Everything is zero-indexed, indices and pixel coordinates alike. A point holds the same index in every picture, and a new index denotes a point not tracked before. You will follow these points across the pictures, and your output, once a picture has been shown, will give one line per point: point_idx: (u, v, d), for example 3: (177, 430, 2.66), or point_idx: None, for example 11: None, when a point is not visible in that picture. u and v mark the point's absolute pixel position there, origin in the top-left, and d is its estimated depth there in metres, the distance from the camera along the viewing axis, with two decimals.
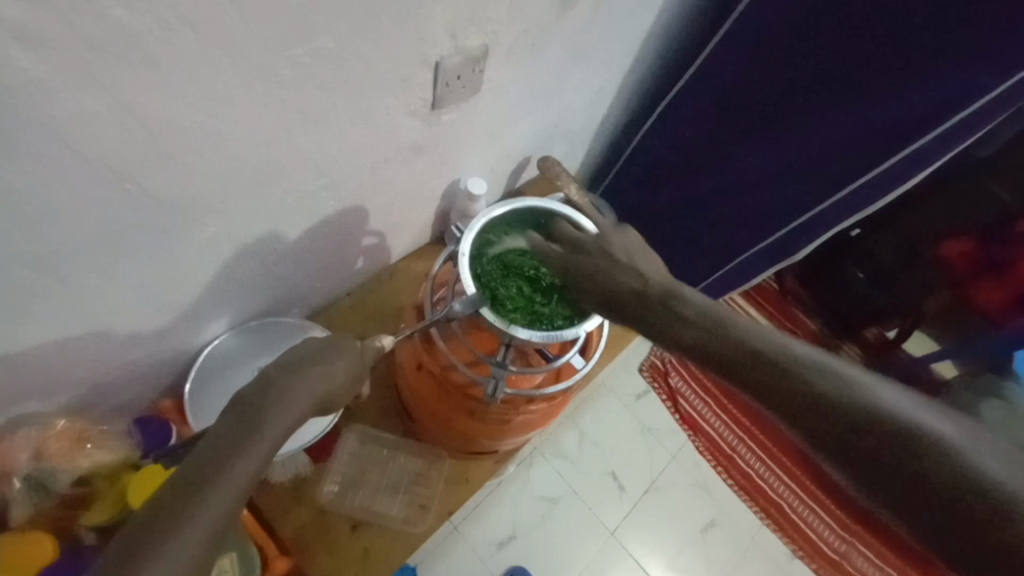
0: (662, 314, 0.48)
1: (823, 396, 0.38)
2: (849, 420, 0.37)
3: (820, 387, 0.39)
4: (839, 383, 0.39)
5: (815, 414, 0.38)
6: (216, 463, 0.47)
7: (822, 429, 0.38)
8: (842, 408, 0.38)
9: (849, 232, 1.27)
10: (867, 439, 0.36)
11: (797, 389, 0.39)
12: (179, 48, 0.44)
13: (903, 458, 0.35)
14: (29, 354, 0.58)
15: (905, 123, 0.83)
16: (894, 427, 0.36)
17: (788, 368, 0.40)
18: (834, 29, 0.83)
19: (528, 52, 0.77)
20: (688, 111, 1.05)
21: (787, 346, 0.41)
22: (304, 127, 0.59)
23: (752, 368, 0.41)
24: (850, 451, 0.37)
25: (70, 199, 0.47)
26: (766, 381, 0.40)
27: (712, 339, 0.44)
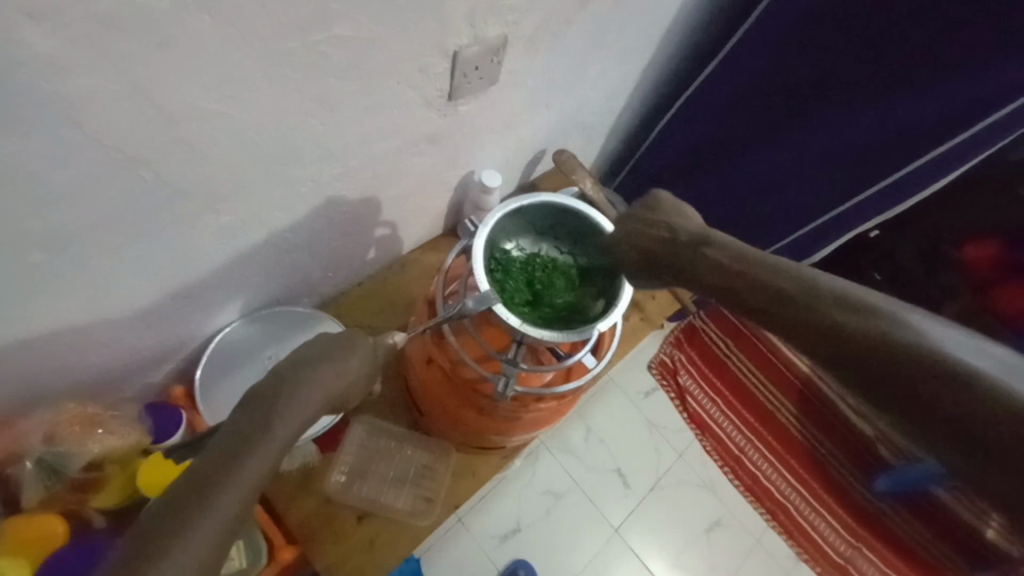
0: (734, 285, 0.48)
1: (903, 360, 0.38)
2: (932, 388, 0.37)
3: (901, 355, 0.38)
4: (924, 347, 0.38)
5: (895, 381, 0.38)
6: (227, 460, 0.47)
7: (902, 396, 0.38)
8: (879, 353, 0.39)
9: (869, 233, 1.23)
10: (954, 412, 0.36)
11: (877, 355, 0.39)
12: (195, 30, 0.43)
13: (994, 424, 0.35)
14: (40, 336, 0.58)
15: (937, 125, 0.81)
16: (982, 395, 0.35)
17: (863, 333, 0.40)
18: (863, 24, 0.80)
19: (548, 42, 0.76)
20: (708, 107, 1.03)
21: (862, 309, 0.41)
22: (320, 115, 0.59)
23: (828, 336, 0.41)
24: (931, 419, 0.37)
25: (82, 182, 0.47)
26: (842, 347, 0.41)
27: (788, 307, 0.44)
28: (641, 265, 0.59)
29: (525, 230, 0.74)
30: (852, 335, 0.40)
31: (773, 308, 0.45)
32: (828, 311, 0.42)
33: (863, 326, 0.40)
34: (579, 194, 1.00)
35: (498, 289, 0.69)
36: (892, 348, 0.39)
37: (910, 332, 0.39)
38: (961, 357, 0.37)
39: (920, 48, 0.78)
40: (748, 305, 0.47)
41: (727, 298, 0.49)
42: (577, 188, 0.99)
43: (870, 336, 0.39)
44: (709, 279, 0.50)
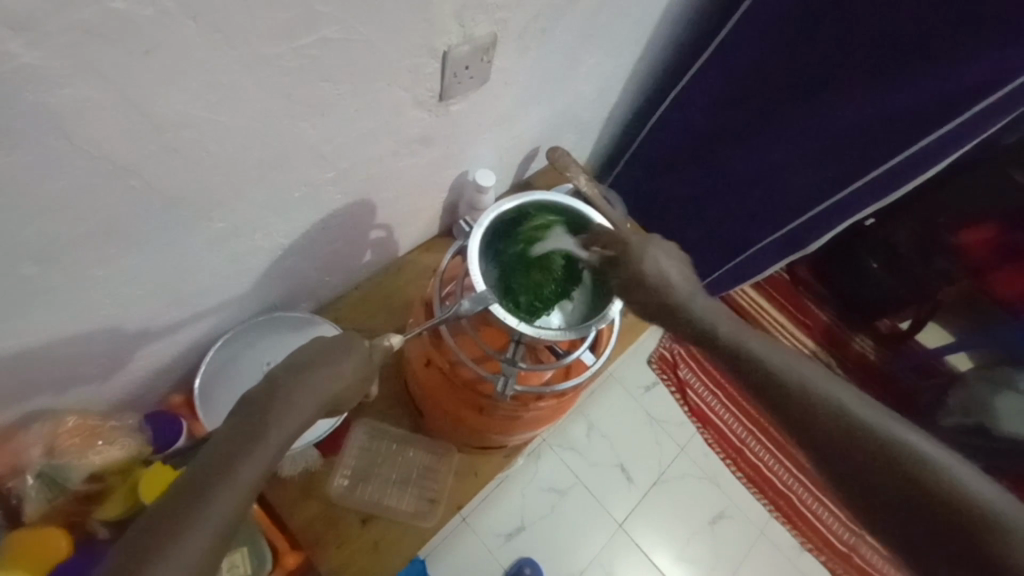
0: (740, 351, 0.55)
1: (874, 445, 0.47)
2: (915, 484, 0.45)
3: (873, 441, 0.48)
4: (886, 435, 0.48)
5: (867, 461, 0.47)
6: (220, 466, 0.47)
7: (883, 485, 0.46)
8: (878, 452, 0.47)
9: (864, 222, 1.30)
10: (908, 491, 0.46)
11: (869, 451, 0.47)
12: (180, 37, 0.43)
13: (959, 518, 0.44)
14: (37, 349, 0.57)
15: (932, 109, 0.81)
16: (932, 476, 0.45)
17: (860, 432, 0.48)
18: (854, 12, 0.80)
19: (538, 39, 0.76)
20: (700, 101, 1.02)
21: (841, 398, 0.50)
22: (310, 119, 0.58)
23: (816, 416, 0.50)
24: (893, 496, 0.46)
25: (72, 193, 0.47)
26: (827, 427, 0.49)
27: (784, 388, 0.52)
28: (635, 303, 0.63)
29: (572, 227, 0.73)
30: (834, 419, 0.49)
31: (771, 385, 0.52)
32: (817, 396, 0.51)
33: (844, 412, 0.49)
34: (573, 190, 1.00)
35: (496, 243, 0.72)
36: (866, 435, 0.48)
37: (871, 419, 0.49)
38: (915, 446, 0.47)
39: (910, 38, 0.78)
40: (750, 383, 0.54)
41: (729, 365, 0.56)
42: (572, 184, 0.99)
43: (848, 423, 0.49)
44: (724, 343, 0.56)
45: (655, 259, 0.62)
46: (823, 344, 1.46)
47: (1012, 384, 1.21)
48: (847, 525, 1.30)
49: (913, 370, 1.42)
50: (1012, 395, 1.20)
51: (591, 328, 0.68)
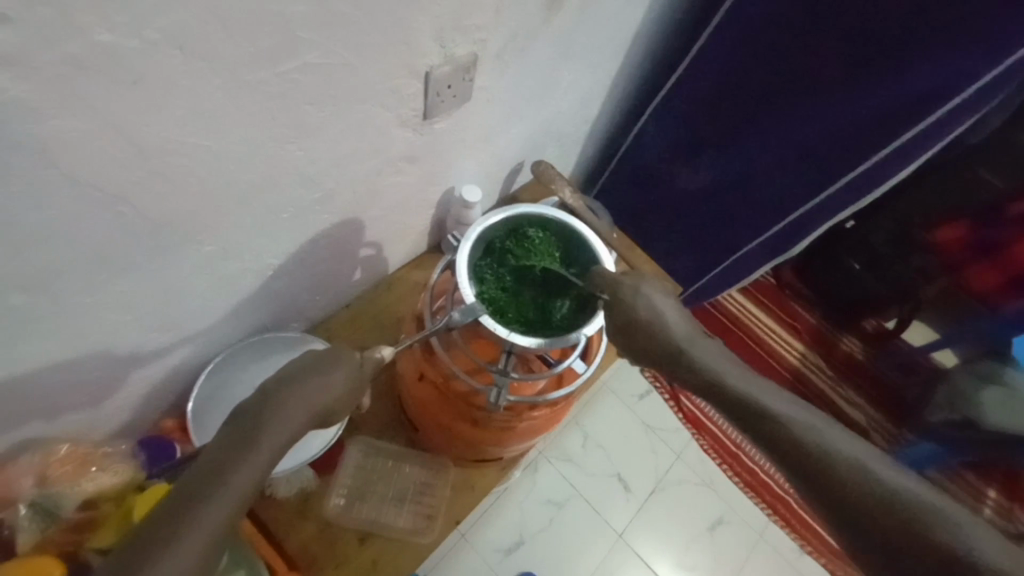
0: (726, 387, 0.59)
1: (885, 501, 0.50)
2: (863, 499, 0.50)
3: (887, 500, 0.50)
4: (885, 480, 0.51)
5: (885, 522, 0.49)
6: (213, 475, 0.47)
7: (834, 497, 0.51)
8: (830, 466, 0.52)
9: (844, 224, 1.34)
10: (902, 531, 0.48)
11: (819, 473, 0.52)
12: (165, 66, 0.44)
13: (896, 522, 0.49)
14: (27, 377, 0.57)
15: (903, 111, 0.83)
16: (921, 517, 0.48)
17: (813, 452, 0.53)
18: (820, 22, 0.83)
19: (517, 57, 0.78)
20: (678, 113, 1.05)
21: (800, 419, 0.55)
22: (295, 141, 0.60)
23: (818, 468, 0.52)
24: (877, 534, 0.49)
25: (62, 220, 0.47)
26: (807, 455, 0.53)
27: (770, 421, 0.56)
28: (662, 365, 0.64)
29: (561, 248, 0.75)
30: (852, 475, 0.51)
31: (782, 435, 0.55)
32: (822, 442, 0.53)
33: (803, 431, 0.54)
34: (558, 203, 1.03)
35: (484, 247, 0.73)
36: (817, 454, 0.53)
37: (825, 435, 0.54)
38: (925, 499, 0.50)
39: (878, 45, 0.81)
40: (730, 410, 0.59)
41: (734, 408, 0.58)
42: (557, 197, 1.02)
43: (807, 441, 0.54)
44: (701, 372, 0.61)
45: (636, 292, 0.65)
46: (811, 345, 1.48)
47: (999, 378, 1.26)
48: None
49: (900, 367, 1.46)
50: (998, 389, 1.24)
51: (576, 337, 0.68)
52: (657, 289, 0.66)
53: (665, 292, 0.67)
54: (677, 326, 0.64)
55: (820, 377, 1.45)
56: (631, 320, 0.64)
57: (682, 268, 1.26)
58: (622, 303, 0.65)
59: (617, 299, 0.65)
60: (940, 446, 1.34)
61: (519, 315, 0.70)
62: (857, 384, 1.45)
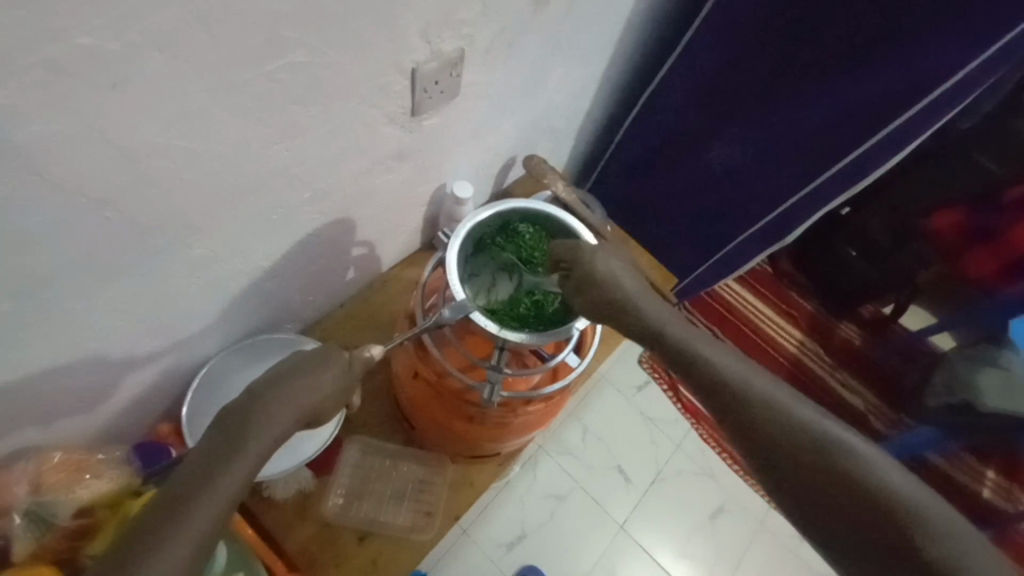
0: (677, 345, 0.57)
1: (846, 477, 0.48)
2: (804, 456, 0.49)
3: (829, 459, 0.49)
4: (830, 437, 0.50)
5: (842, 497, 0.47)
6: (200, 478, 0.47)
7: (776, 453, 0.50)
8: (773, 422, 0.51)
9: (839, 212, 1.35)
10: (840, 487, 0.48)
11: (760, 429, 0.51)
12: (147, 68, 0.43)
13: (833, 478, 0.48)
14: (20, 384, 0.57)
15: (896, 95, 0.83)
16: (861, 474, 0.48)
17: (758, 410, 0.52)
18: (811, 7, 0.82)
19: (505, 51, 0.77)
20: (671, 103, 1.04)
21: (748, 377, 0.54)
22: (282, 142, 0.59)
23: (762, 426, 0.51)
24: (815, 490, 0.48)
25: (48, 227, 0.47)
26: (750, 412, 0.52)
27: (717, 378, 0.54)
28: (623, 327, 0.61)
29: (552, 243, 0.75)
30: (810, 449, 0.49)
31: (741, 408, 0.52)
32: (784, 415, 0.51)
33: (750, 388, 0.53)
34: (551, 197, 1.02)
35: (474, 244, 0.73)
36: (761, 411, 0.52)
37: (771, 393, 0.53)
38: (885, 474, 0.48)
39: (873, 28, 0.80)
40: (680, 367, 0.57)
41: (684, 368, 0.56)
42: (550, 191, 1.01)
43: (753, 398, 0.52)
44: (654, 328, 0.59)
45: (594, 251, 0.63)
46: (808, 332, 1.47)
47: (996, 361, 1.26)
48: None
49: (899, 353, 1.45)
50: (995, 370, 1.25)
51: (569, 329, 0.68)
52: (623, 260, 0.65)
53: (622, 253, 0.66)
54: (631, 284, 0.62)
55: (818, 365, 1.44)
56: (588, 278, 0.62)
57: (677, 259, 1.26)
58: (580, 264, 0.64)
59: (579, 259, 0.64)
60: (939, 430, 1.34)
61: (510, 312, 0.70)
62: (857, 370, 1.44)
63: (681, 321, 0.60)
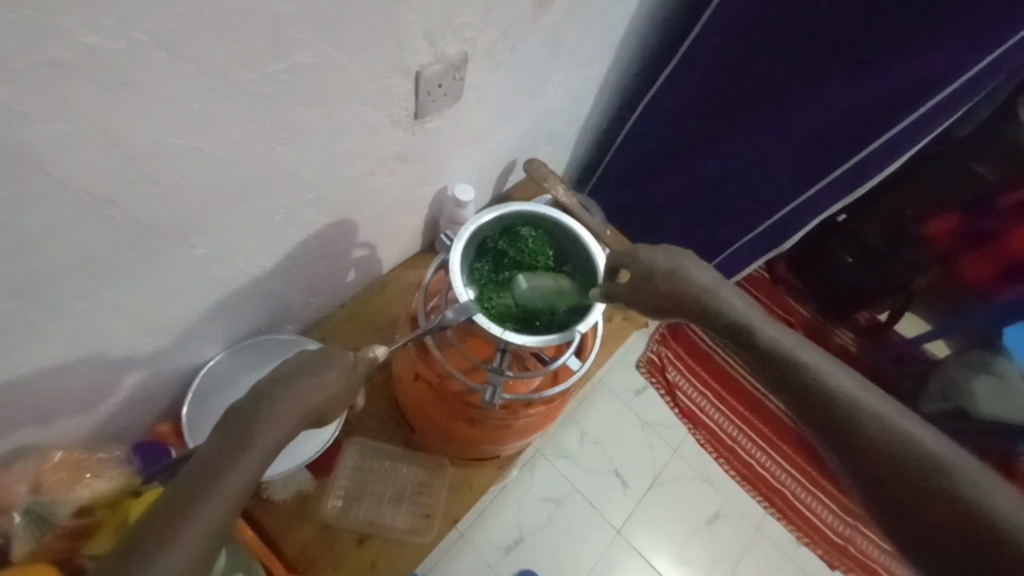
0: (750, 336, 0.56)
1: (941, 488, 0.43)
2: (883, 458, 0.46)
3: (910, 464, 0.45)
4: (916, 443, 0.46)
5: (933, 511, 0.43)
6: (206, 477, 0.47)
7: (851, 451, 0.48)
8: (851, 420, 0.48)
9: (836, 218, 1.37)
10: (923, 495, 0.44)
11: (835, 425, 0.49)
12: (153, 67, 0.43)
13: (915, 483, 0.44)
14: (19, 384, 0.57)
15: (893, 101, 0.84)
16: (949, 483, 0.43)
17: (835, 405, 0.49)
18: (809, 15, 0.83)
19: (507, 55, 0.77)
20: (671, 109, 1.05)
21: (830, 374, 0.51)
22: (285, 143, 0.59)
23: (839, 422, 0.49)
24: (893, 493, 0.45)
25: (51, 227, 0.47)
26: (826, 409, 0.50)
27: (793, 372, 0.52)
28: (693, 322, 0.61)
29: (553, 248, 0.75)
30: (899, 455, 0.45)
31: (818, 401, 0.50)
32: (864, 413, 0.48)
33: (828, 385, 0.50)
34: (552, 201, 1.03)
35: (477, 249, 0.74)
36: (840, 407, 0.49)
37: (852, 392, 0.50)
38: (989, 495, 0.43)
39: (869, 35, 0.81)
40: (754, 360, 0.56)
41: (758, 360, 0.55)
42: (550, 195, 1.02)
43: (829, 394, 0.50)
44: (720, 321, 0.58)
45: (654, 248, 0.64)
46: (805, 338, 1.49)
47: (990, 368, 1.27)
48: (839, 516, 1.32)
49: (893, 359, 1.47)
50: (991, 377, 1.26)
51: (570, 333, 0.68)
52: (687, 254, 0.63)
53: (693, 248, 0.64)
54: (701, 279, 0.60)
55: None
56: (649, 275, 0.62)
57: None
58: (639, 262, 0.63)
59: (636, 259, 0.64)
60: None
61: (513, 316, 0.70)
62: None
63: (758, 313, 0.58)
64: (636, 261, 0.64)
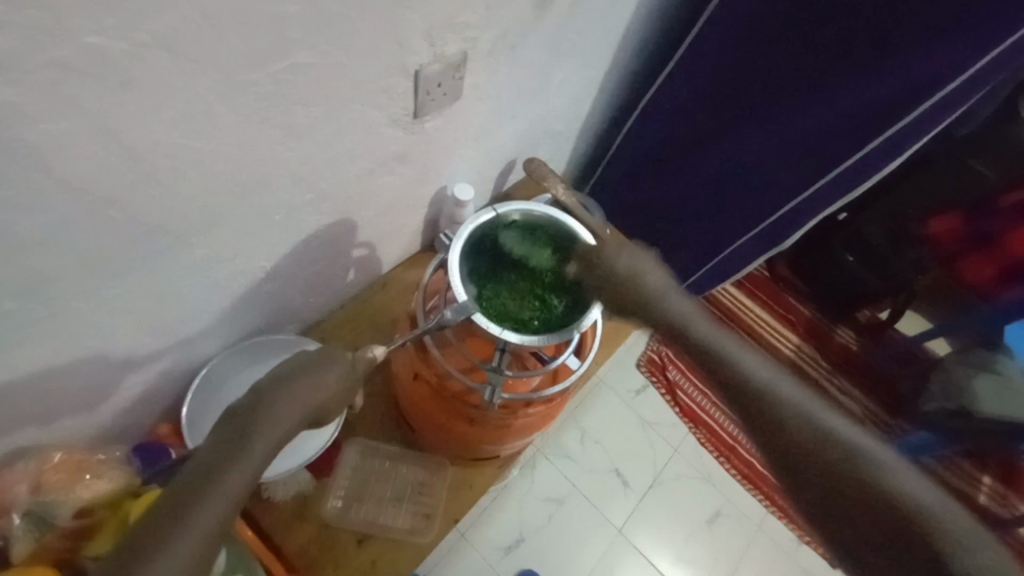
0: (684, 332, 0.59)
1: (857, 479, 0.45)
2: (794, 438, 0.48)
3: (818, 442, 0.47)
4: (822, 423, 0.48)
5: (852, 501, 0.45)
6: (205, 478, 0.47)
7: (768, 432, 0.50)
8: (766, 403, 0.50)
9: (837, 216, 1.35)
10: (831, 471, 0.46)
11: (752, 410, 0.51)
12: (155, 68, 0.43)
13: (822, 461, 0.47)
14: (21, 384, 0.57)
15: (893, 101, 0.84)
16: (852, 459, 0.46)
17: (753, 390, 0.51)
18: (810, 13, 0.83)
19: (507, 54, 0.77)
20: (671, 108, 1.05)
21: (747, 362, 0.53)
22: (286, 143, 0.59)
23: (755, 406, 0.51)
24: (805, 470, 0.47)
25: (53, 228, 0.47)
26: (745, 394, 0.52)
27: (719, 361, 0.54)
28: (638, 318, 0.64)
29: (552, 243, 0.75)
30: (820, 449, 0.47)
31: (738, 387, 0.52)
32: (776, 396, 0.50)
33: (745, 372, 0.52)
34: (551, 200, 1.03)
35: (475, 248, 0.73)
36: (757, 392, 0.51)
37: (768, 378, 0.52)
38: (887, 469, 0.45)
39: (870, 34, 0.81)
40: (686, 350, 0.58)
41: (689, 350, 0.58)
42: (550, 194, 1.02)
43: (747, 380, 0.52)
44: (660, 314, 0.61)
45: (613, 250, 0.69)
46: (806, 337, 1.48)
47: (992, 367, 1.27)
48: None
49: (896, 359, 1.46)
50: (992, 376, 1.25)
51: (570, 332, 0.68)
52: (649, 258, 0.69)
53: (648, 254, 0.70)
54: (650, 280, 0.65)
55: (816, 371, 1.45)
56: (610, 274, 0.67)
57: (676, 263, 1.27)
58: (602, 262, 0.68)
59: (597, 258, 0.69)
60: (933, 435, 1.33)
61: (512, 315, 0.70)
62: (854, 375, 1.45)
63: (690, 309, 0.61)
64: (598, 261, 0.69)
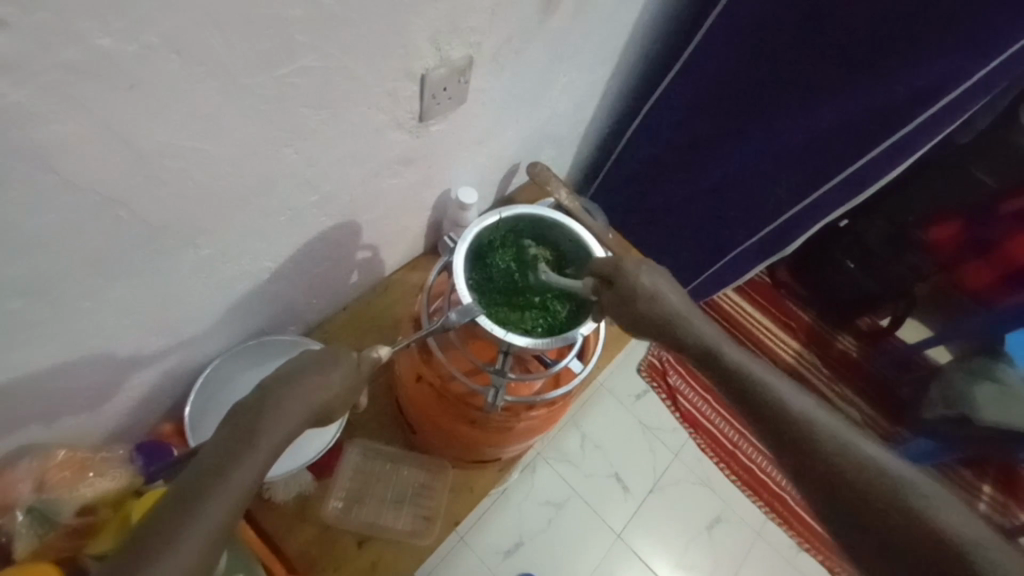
0: (716, 359, 0.60)
1: (897, 509, 0.48)
2: (835, 471, 0.51)
3: (857, 474, 0.50)
4: (859, 454, 0.51)
5: (895, 535, 0.47)
6: (212, 475, 0.47)
7: (808, 464, 0.52)
8: (802, 436, 0.53)
9: (837, 223, 1.35)
10: (871, 502, 0.49)
11: (790, 441, 0.54)
12: (163, 70, 0.44)
13: (863, 491, 0.49)
14: (27, 382, 0.57)
15: (894, 109, 0.84)
16: (891, 488, 0.49)
17: (787, 423, 0.54)
18: (812, 22, 0.83)
19: (512, 59, 0.78)
20: (673, 113, 1.06)
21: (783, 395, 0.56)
22: (291, 145, 0.60)
23: (792, 438, 0.53)
24: (847, 502, 0.50)
25: (60, 227, 0.47)
26: (782, 426, 0.54)
27: (755, 394, 0.57)
28: (666, 345, 0.65)
29: (551, 245, 0.76)
30: (861, 482, 0.50)
31: (775, 418, 0.55)
32: (814, 428, 0.53)
33: (783, 405, 0.55)
34: (554, 204, 1.03)
35: (476, 250, 0.73)
36: (792, 425, 0.54)
37: (805, 410, 0.55)
38: (924, 499, 0.48)
39: (871, 43, 0.81)
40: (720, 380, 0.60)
41: (723, 382, 0.60)
42: (553, 198, 1.02)
43: (783, 412, 0.55)
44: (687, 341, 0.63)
45: (635, 264, 0.65)
46: (806, 343, 1.48)
47: (991, 374, 1.25)
48: None
49: (895, 364, 1.47)
50: (991, 384, 1.23)
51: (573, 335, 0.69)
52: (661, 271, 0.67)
53: (667, 271, 0.67)
54: (670, 306, 0.64)
55: (816, 376, 1.45)
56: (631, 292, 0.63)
57: (678, 267, 1.27)
58: (625, 272, 0.64)
59: (619, 272, 0.65)
60: (934, 443, 1.33)
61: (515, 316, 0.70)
62: (854, 382, 1.46)
63: (717, 336, 0.63)
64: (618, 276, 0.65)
